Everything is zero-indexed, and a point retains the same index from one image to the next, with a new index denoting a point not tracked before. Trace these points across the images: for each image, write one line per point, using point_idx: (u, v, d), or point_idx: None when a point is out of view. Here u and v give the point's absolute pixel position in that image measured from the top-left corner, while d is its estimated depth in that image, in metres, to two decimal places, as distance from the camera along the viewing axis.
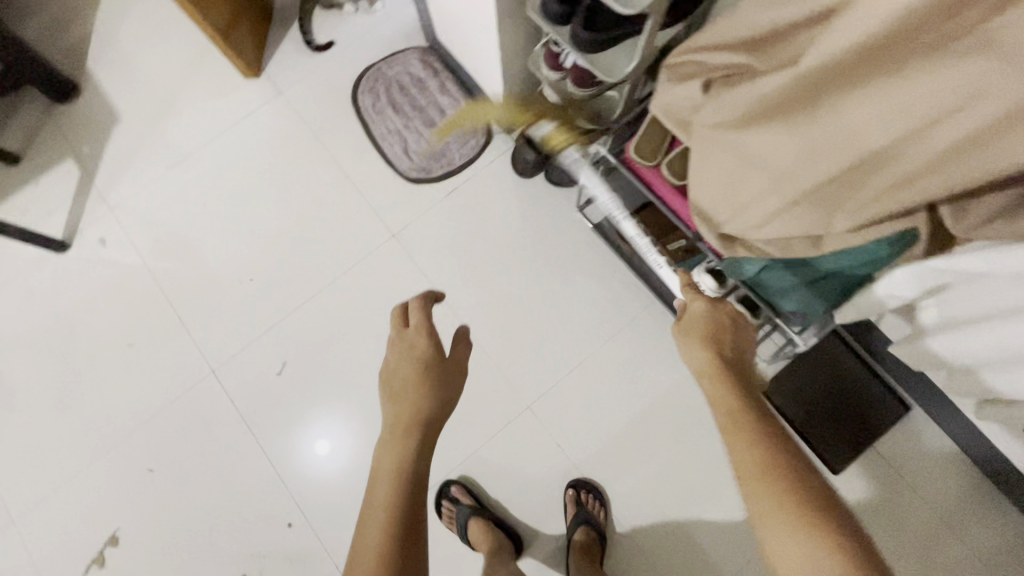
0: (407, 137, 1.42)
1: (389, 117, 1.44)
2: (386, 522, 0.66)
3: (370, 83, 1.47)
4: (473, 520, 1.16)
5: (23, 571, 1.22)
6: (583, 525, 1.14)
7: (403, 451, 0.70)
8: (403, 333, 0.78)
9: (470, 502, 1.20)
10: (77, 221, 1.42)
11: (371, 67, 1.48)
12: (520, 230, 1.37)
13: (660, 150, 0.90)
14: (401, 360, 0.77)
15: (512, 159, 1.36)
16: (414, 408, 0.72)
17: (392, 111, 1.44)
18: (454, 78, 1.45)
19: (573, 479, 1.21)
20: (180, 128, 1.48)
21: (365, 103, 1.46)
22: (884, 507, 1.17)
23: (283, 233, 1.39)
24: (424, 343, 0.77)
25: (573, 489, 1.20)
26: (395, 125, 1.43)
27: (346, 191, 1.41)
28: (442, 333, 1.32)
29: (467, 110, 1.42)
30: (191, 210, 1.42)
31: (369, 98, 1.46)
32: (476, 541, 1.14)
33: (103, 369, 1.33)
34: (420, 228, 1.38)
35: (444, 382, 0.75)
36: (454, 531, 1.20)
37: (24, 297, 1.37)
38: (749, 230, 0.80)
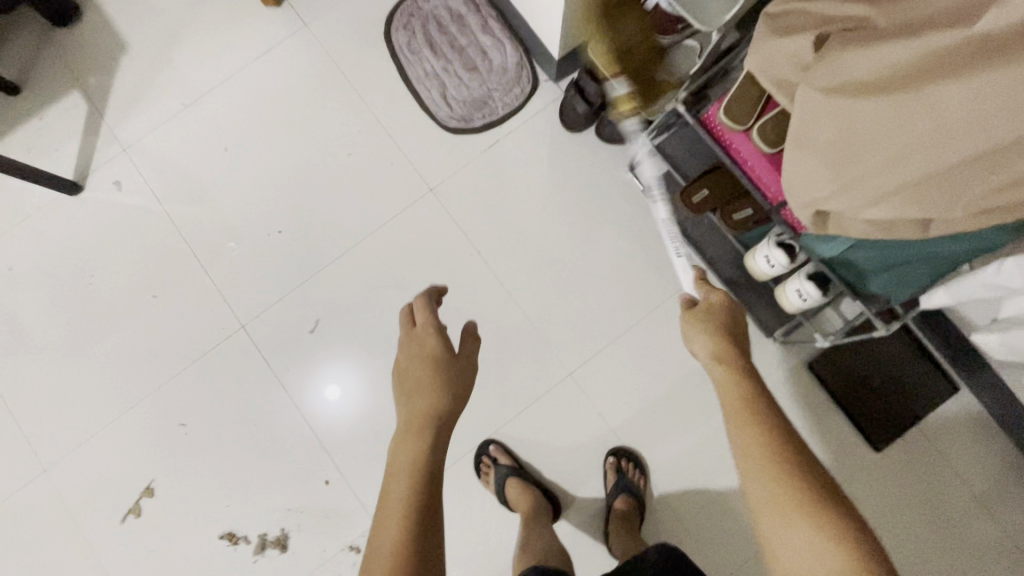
0: (446, 82, 1.31)
1: (425, 58, 1.32)
2: (405, 515, 0.60)
3: (404, 17, 1.33)
4: (513, 480, 1.14)
5: (56, 521, 1.20)
6: (624, 493, 1.14)
7: (417, 448, 0.65)
8: (413, 332, 0.75)
9: (509, 462, 1.18)
10: (89, 161, 1.32)
11: None
12: (566, 189, 1.29)
13: (754, 113, 0.82)
14: (413, 361, 0.73)
15: (562, 111, 1.27)
16: (428, 406, 0.68)
17: (428, 50, 1.32)
18: (497, 15, 1.32)
19: (614, 447, 1.21)
20: (196, 61, 1.35)
21: (399, 40, 1.33)
22: (917, 485, 1.17)
23: (312, 181, 1.30)
24: (434, 340, 0.74)
25: (613, 457, 1.19)
26: (433, 67, 1.32)
27: (380, 138, 1.31)
28: (482, 294, 1.27)
29: (512, 54, 1.31)
30: (211, 153, 1.32)
31: (402, 34, 1.33)
32: (515, 501, 1.13)
33: (126, 320, 1.27)
34: (460, 182, 1.30)
35: (457, 378, 0.71)
36: (490, 490, 1.18)
37: (38, 240, 1.29)
38: (848, 210, 0.74)
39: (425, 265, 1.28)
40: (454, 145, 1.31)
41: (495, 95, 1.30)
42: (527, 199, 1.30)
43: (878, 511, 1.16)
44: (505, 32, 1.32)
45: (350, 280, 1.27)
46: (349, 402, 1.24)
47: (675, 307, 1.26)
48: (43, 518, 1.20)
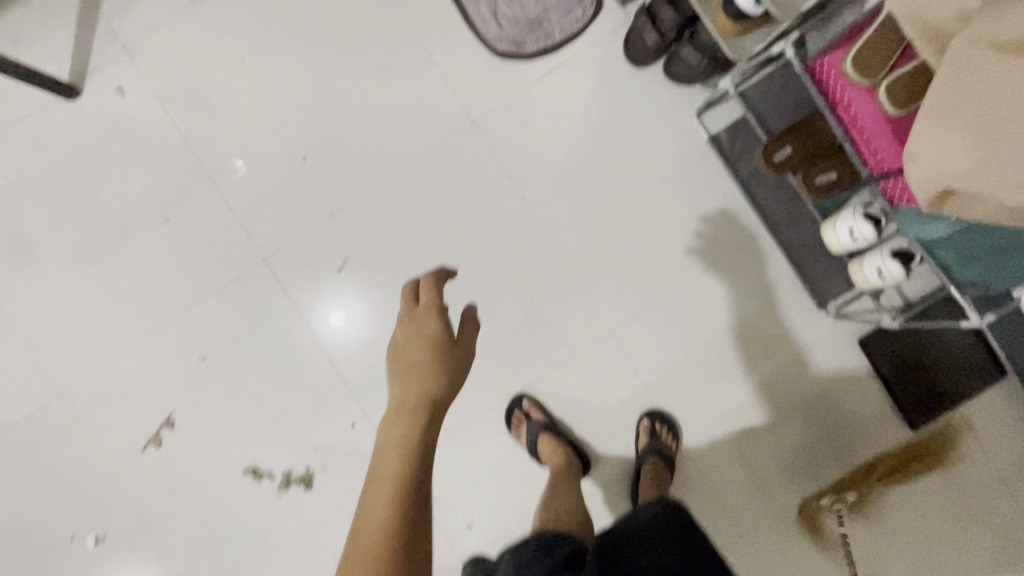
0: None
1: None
2: (395, 491, 0.54)
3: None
4: (546, 436, 1.12)
5: (76, 445, 1.17)
6: (654, 456, 1.11)
7: (412, 425, 0.59)
8: (412, 312, 0.69)
9: (542, 418, 1.15)
10: (85, 60, 1.15)
11: None
12: (623, 132, 1.17)
13: (885, 67, 0.71)
14: (411, 339, 0.66)
15: (626, 42, 1.13)
16: (426, 385, 0.62)
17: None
18: None
19: (648, 410, 1.18)
20: None
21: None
22: (938, 464, 1.17)
23: (342, 101, 1.17)
24: (433, 323, 0.68)
25: (647, 419, 1.17)
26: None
27: (419, 58, 1.16)
28: (523, 242, 1.18)
29: None
30: (226, 59, 1.16)
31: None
32: (546, 457, 1.11)
33: (136, 243, 1.16)
34: (507, 115, 1.17)
35: (456, 368, 0.65)
36: (521, 444, 1.16)
37: (37, 148, 1.16)
38: (987, 188, 0.63)
39: (465, 205, 1.18)
40: (504, 70, 1.16)
41: (550, 17, 1.14)
42: (580, 139, 1.18)
43: (894, 483, 1.17)
44: None
45: (382, 217, 1.17)
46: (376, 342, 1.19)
47: (727, 269, 1.19)
48: (62, 442, 1.17)
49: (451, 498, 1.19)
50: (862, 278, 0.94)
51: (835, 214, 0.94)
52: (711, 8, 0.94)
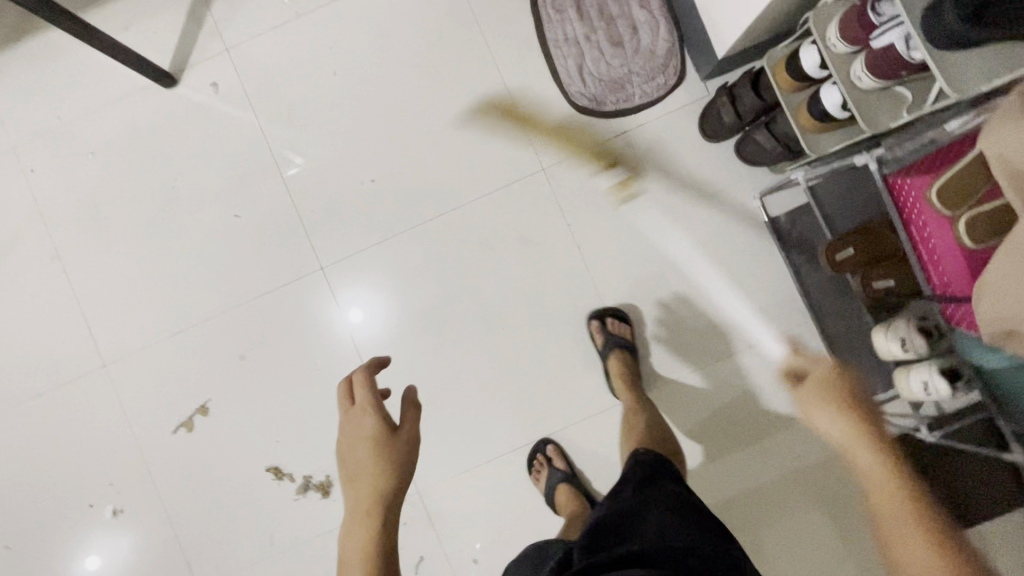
0: (586, 52, 1.17)
1: (566, 19, 1.17)
2: None
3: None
4: (564, 486, 1.14)
5: (112, 415, 1.21)
6: (614, 351, 1.15)
7: (366, 537, 0.68)
8: (354, 413, 0.77)
9: (563, 466, 1.17)
10: (186, 52, 1.21)
11: None
12: (686, 201, 1.20)
13: (970, 200, 0.72)
14: (354, 442, 0.75)
15: (703, 118, 1.17)
16: (374, 489, 0.71)
17: (574, 10, 1.17)
18: None
19: (595, 311, 1.19)
20: None
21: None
22: None
23: (421, 130, 1.21)
24: (371, 420, 0.76)
25: (595, 319, 1.18)
26: (575, 31, 1.17)
27: (501, 100, 1.20)
28: (572, 293, 1.21)
29: (665, 38, 1.17)
30: (320, 72, 1.21)
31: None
32: (562, 505, 1.13)
33: (203, 232, 1.21)
34: (577, 168, 1.20)
35: (403, 457, 0.73)
36: (538, 488, 1.18)
37: (128, 128, 1.21)
38: None
39: (522, 247, 1.21)
40: (581, 125, 1.20)
41: (633, 80, 1.17)
42: (644, 201, 1.20)
43: None
44: (663, 8, 1.17)
45: (440, 246, 1.21)
46: (414, 365, 1.21)
47: (767, 351, 1.20)
48: (98, 410, 1.21)
49: (460, 530, 1.20)
50: (907, 388, 0.95)
51: (886, 319, 0.96)
52: (795, 104, 0.98)
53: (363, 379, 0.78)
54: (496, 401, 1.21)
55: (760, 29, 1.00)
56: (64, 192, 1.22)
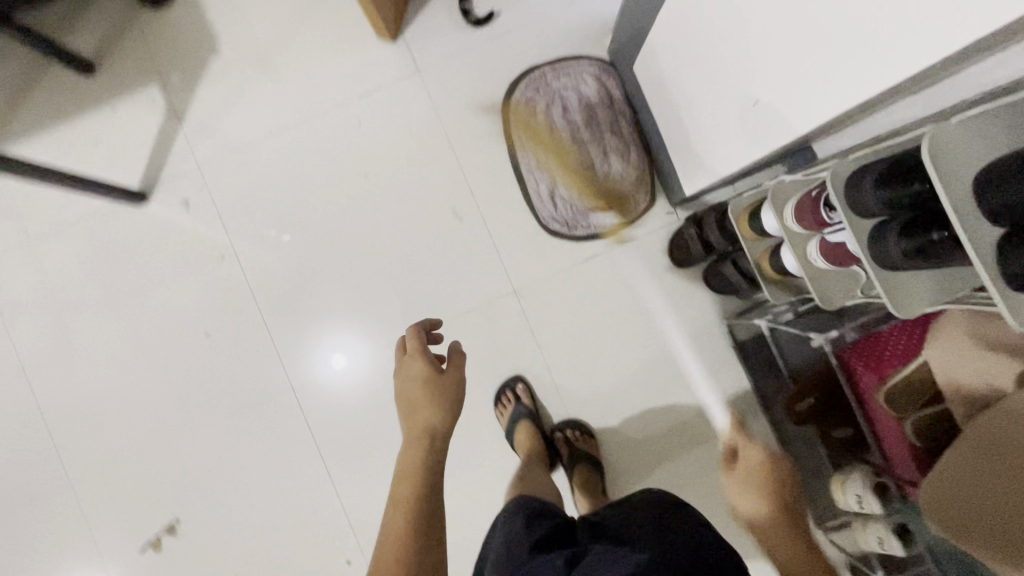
0: (557, 175, 1.19)
1: (539, 143, 1.20)
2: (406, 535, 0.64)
3: (529, 88, 1.20)
4: (525, 422, 1.14)
5: (77, 535, 1.20)
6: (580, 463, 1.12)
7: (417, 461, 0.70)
8: (404, 360, 0.79)
9: (529, 404, 1.18)
10: (157, 169, 1.21)
11: (534, 70, 1.20)
12: (656, 322, 1.21)
13: (918, 401, 0.75)
14: (406, 384, 0.77)
15: (671, 243, 1.18)
16: (424, 426, 0.72)
17: (547, 134, 1.19)
18: (630, 115, 1.19)
19: (562, 423, 1.19)
20: (289, 82, 1.22)
21: (516, 113, 1.20)
22: None
23: (394, 247, 1.21)
24: (422, 366, 0.77)
25: (562, 432, 1.17)
26: (547, 155, 1.19)
27: (473, 219, 1.21)
28: (544, 413, 1.21)
29: (634, 162, 1.20)
30: (293, 190, 1.21)
31: (521, 109, 1.20)
32: (522, 442, 1.13)
33: (173, 349, 1.20)
34: (547, 288, 1.21)
35: (453, 400, 0.75)
36: (502, 421, 1.18)
37: (98, 245, 1.21)
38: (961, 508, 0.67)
39: (495, 367, 1.21)
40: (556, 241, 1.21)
41: (604, 204, 1.19)
42: (616, 323, 1.21)
43: None
44: (635, 134, 1.20)
45: None
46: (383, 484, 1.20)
47: None
48: (63, 530, 1.20)
49: None
50: (866, 540, 0.96)
51: (843, 471, 0.97)
52: (757, 251, 1.00)
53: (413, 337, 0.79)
54: (466, 521, 1.20)
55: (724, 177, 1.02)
56: (32, 309, 1.21)
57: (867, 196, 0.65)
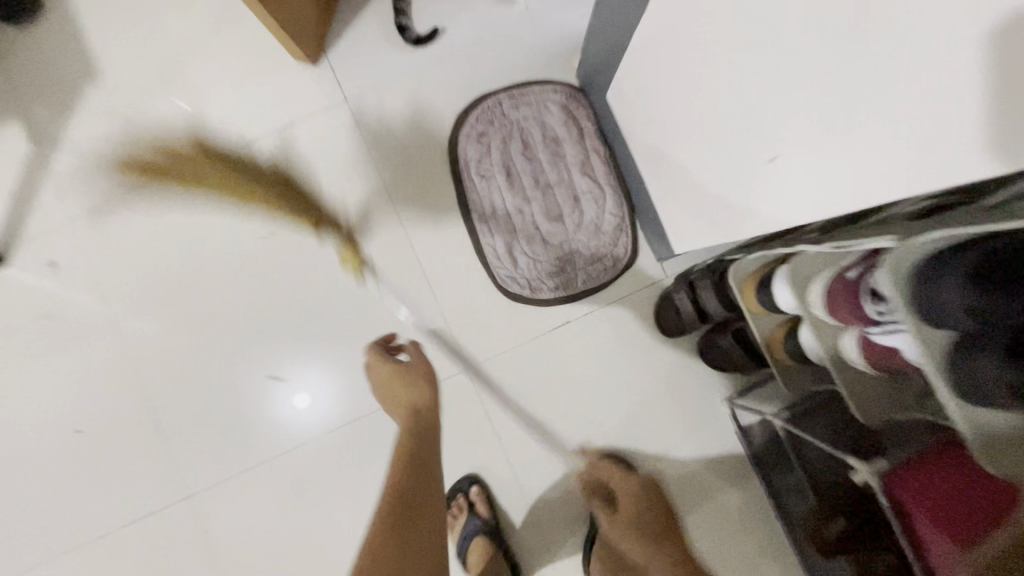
0: (516, 225, 0.97)
1: (494, 185, 0.98)
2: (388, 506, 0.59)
3: (481, 119, 0.98)
4: (479, 540, 0.93)
5: None
6: None
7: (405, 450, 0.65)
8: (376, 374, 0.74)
9: (487, 515, 0.95)
10: (20, 222, 0.97)
11: (488, 97, 0.99)
12: (642, 402, 0.99)
13: None
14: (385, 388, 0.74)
15: (658, 307, 0.97)
16: (410, 400, 0.71)
17: (504, 175, 0.98)
18: (605, 151, 0.98)
19: (607, 457, 0.96)
20: (188, 113, 0.99)
21: (465, 151, 0.98)
22: None
23: (318, 317, 0.98)
24: (387, 367, 0.73)
25: (605, 468, 0.94)
26: (505, 200, 0.98)
27: (415, 279, 0.98)
28: (506, 519, 0.97)
29: (611, 209, 0.99)
30: (191, 245, 0.98)
31: (471, 145, 0.98)
32: (473, 562, 0.93)
33: (37, 448, 0.95)
34: (508, 362, 0.98)
35: (421, 377, 0.72)
36: (452, 535, 0.97)
37: None
38: None
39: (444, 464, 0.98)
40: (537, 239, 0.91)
41: (573, 259, 0.98)
42: (594, 404, 0.98)
43: None
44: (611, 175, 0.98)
45: (340, 461, 0.97)
46: None
47: None
48: None
49: None
50: None
51: None
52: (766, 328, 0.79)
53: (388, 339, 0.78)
54: None
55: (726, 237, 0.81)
56: None
57: (953, 300, 0.43)
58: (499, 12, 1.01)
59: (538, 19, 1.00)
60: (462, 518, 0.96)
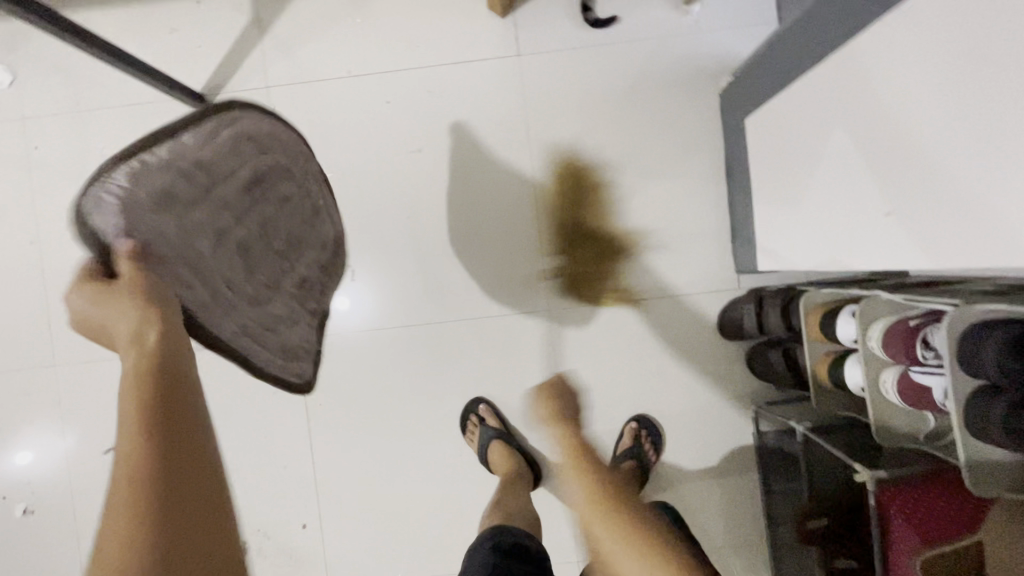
0: (204, 297, 0.65)
1: (201, 291, 0.65)
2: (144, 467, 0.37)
3: (233, 122, 0.69)
4: (495, 443, 1.09)
5: (52, 416, 1.18)
6: (631, 460, 1.08)
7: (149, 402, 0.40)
8: (87, 295, 0.50)
9: (496, 425, 1.13)
10: (226, 77, 1.15)
11: (579, 132, 1.14)
12: (686, 381, 1.14)
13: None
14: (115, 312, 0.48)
15: (725, 312, 1.12)
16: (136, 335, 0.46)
17: (193, 193, 0.65)
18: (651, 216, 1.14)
19: (639, 414, 1.13)
20: (383, 25, 1.14)
21: (105, 229, 0.56)
22: None
23: (437, 229, 1.16)
24: (111, 295, 0.49)
25: (636, 423, 1.12)
26: (198, 276, 0.65)
27: (531, 222, 1.15)
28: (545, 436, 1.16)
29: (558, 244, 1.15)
30: (357, 137, 1.15)
31: (114, 206, 0.57)
32: (495, 464, 1.09)
33: None
34: (585, 314, 1.15)
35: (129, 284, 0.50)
36: (473, 448, 1.13)
37: (142, 139, 1.15)
38: None
39: (508, 382, 1.16)
40: (547, 218, 1.15)
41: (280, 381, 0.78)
42: (646, 371, 1.15)
43: None
44: (719, 191, 1.14)
45: (426, 348, 1.16)
46: (365, 453, 1.17)
47: (722, 559, 1.13)
48: (38, 407, 1.18)
49: None
50: None
51: None
52: (816, 354, 0.93)
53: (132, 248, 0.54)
54: (436, 518, 1.16)
55: (814, 296, 0.92)
56: (52, 185, 1.16)
57: (988, 355, 0.57)
58: (672, 17, 1.12)
59: (705, 32, 1.11)
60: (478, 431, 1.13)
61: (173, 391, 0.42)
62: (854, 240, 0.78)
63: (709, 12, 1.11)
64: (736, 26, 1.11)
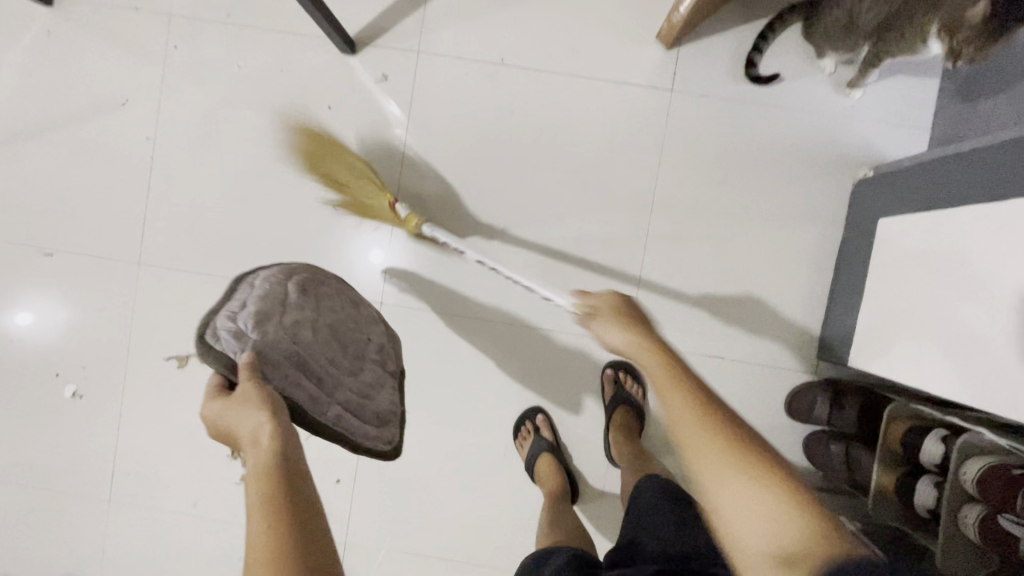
0: (312, 389, 0.71)
1: (308, 386, 0.71)
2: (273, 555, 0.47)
3: (297, 278, 0.78)
4: (546, 456, 1.11)
5: (122, 309, 1.19)
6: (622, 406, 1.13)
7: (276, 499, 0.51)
8: (212, 409, 0.61)
9: (549, 438, 1.14)
10: (380, 31, 1.15)
11: (705, 180, 1.14)
12: None
13: None
14: (228, 415, 0.60)
15: (796, 392, 1.13)
16: (252, 431, 0.57)
17: (285, 333, 0.71)
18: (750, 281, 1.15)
19: (613, 360, 1.17)
20: (547, 22, 1.14)
21: (230, 353, 0.66)
22: None
23: (541, 237, 1.16)
24: (241, 399, 0.60)
25: (611, 369, 1.16)
26: (305, 370, 0.71)
27: (634, 253, 1.16)
28: (589, 459, 1.18)
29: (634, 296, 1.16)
30: (489, 124, 1.15)
31: (231, 339, 0.67)
32: (543, 477, 1.10)
33: (298, 202, 1.17)
34: None
35: (243, 396, 0.61)
36: (521, 454, 1.15)
37: (283, 68, 1.15)
38: None
39: (569, 398, 1.18)
40: (652, 254, 1.16)
41: (365, 451, 0.75)
42: None
43: None
44: (823, 278, 1.14)
45: (499, 344, 1.18)
46: (413, 428, 1.19)
47: None
48: (111, 296, 1.19)
49: None
50: None
51: None
52: (886, 462, 0.95)
53: (251, 358, 0.64)
54: (464, 506, 1.19)
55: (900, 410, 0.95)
56: (183, 88, 1.16)
57: None
58: (830, 94, 1.12)
59: (857, 117, 1.12)
60: (530, 439, 1.15)
61: (295, 497, 0.53)
62: (974, 376, 0.79)
63: (869, 99, 1.11)
64: (890, 120, 1.11)
